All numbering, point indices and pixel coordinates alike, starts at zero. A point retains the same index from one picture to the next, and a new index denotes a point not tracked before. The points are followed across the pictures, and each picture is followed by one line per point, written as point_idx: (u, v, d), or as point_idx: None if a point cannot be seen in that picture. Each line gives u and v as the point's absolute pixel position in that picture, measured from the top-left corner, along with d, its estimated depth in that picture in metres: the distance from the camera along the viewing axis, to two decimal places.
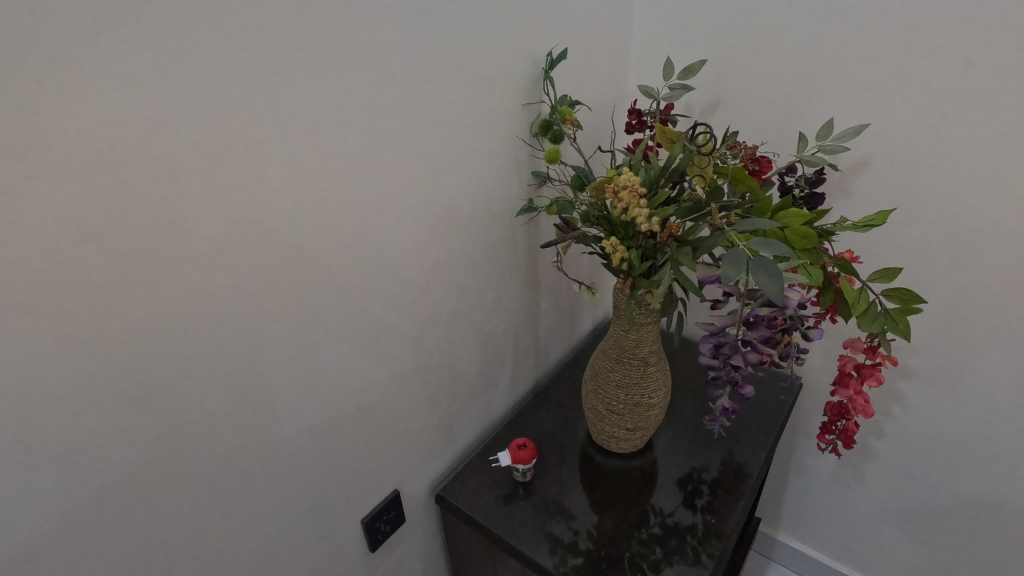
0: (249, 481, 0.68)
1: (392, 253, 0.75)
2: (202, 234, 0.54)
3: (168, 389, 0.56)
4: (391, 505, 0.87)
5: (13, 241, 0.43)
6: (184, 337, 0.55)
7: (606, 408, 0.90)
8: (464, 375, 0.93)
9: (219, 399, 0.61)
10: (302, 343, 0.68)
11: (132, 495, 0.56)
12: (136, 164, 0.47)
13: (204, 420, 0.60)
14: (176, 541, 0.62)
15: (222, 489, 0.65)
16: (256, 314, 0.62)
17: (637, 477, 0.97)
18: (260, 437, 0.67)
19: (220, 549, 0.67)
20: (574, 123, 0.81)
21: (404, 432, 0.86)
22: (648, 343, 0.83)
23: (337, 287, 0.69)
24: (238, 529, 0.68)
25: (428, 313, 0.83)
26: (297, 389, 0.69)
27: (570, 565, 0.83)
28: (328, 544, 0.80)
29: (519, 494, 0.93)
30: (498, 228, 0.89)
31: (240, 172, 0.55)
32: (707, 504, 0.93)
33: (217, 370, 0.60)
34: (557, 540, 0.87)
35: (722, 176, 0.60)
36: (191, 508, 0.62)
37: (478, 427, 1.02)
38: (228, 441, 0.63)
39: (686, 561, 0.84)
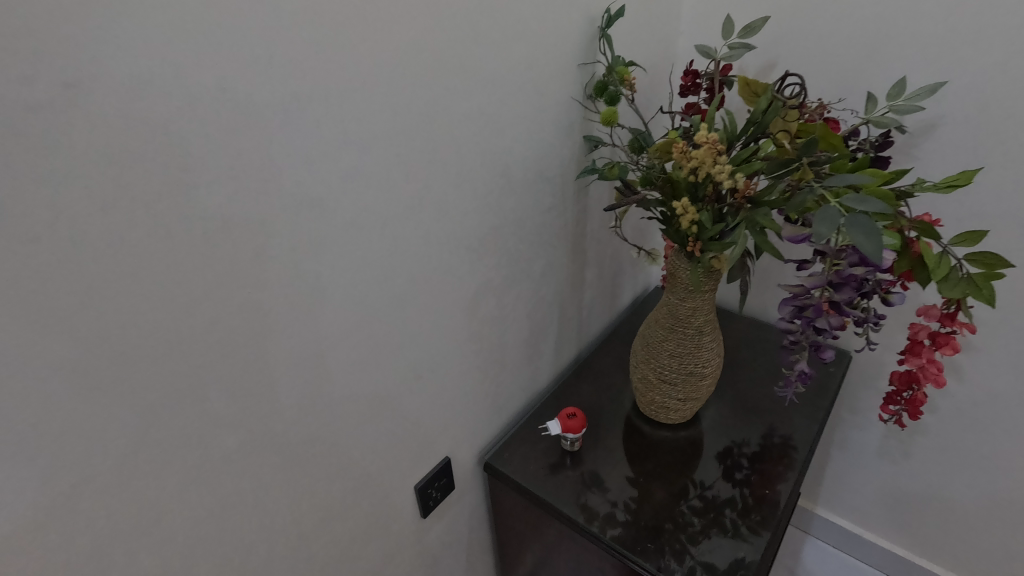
0: (309, 441, 0.68)
1: (446, 217, 0.74)
2: (262, 192, 0.53)
3: (231, 349, 0.56)
4: (442, 471, 0.87)
5: (102, 194, 0.42)
6: (243, 298, 0.55)
7: (657, 378, 0.89)
8: (512, 343, 0.92)
9: (278, 360, 0.61)
10: (358, 304, 0.67)
11: (206, 451, 0.57)
12: (201, 116, 0.46)
13: (263, 380, 0.60)
14: (237, 503, 0.62)
15: (279, 451, 0.65)
16: (315, 275, 0.61)
17: (683, 448, 0.96)
18: (320, 399, 0.67)
19: (280, 510, 0.68)
20: (633, 83, 0.78)
21: (455, 399, 0.86)
22: (704, 313, 0.81)
23: (390, 251, 0.69)
24: (296, 491, 0.69)
25: (479, 280, 0.82)
26: (354, 352, 0.69)
27: (611, 534, 0.83)
28: (383, 507, 0.81)
29: (566, 463, 0.93)
30: (549, 195, 0.88)
31: (300, 126, 0.54)
32: (749, 479, 0.92)
33: (276, 333, 0.59)
34: (594, 512, 0.86)
35: (807, 131, 0.57)
36: (252, 470, 0.63)
37: (524, 397, 1.01)
38: (286, 403, 0.64)
39: (725, 534, 0.83)
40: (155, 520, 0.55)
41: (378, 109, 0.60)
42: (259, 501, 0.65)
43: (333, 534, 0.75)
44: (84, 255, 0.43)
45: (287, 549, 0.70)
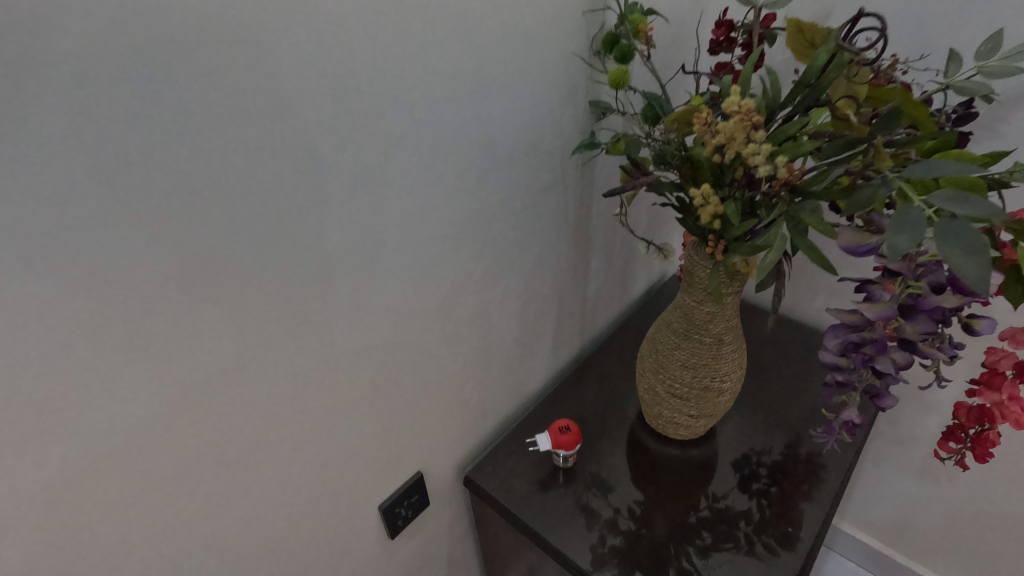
0: (240, 474, 0.55)
1: (418, 204, 0.59)
2: (148, 181, 0.38)
3: (117, 386, 0.42)
4: (413, 488, 0.76)
5: None
6: (130, 321, 0.41)
7: (666, 390, 0.76)
8: (499, 344, 0.80)
9: (195, 394, 0.47)
10: (304, 318, 0.53)
11: (96, 496, 0.45)
12: (24, 61, 0.32)
13: (173, 419, 0.47)
14: (149, 562, 0.51)
15: (206, 500, 0.53)
16: (245, 285, 0.47)
17: (694, 465, 0.84)
18: (263, 426, 0.55)
19: (213, 561, 0.56)
20: (649, 36, 0.63)
21: (430, 411, 0.74)
22: (724, 318, 0.68)
23: (348, 249, 0.54)
24: (233, 537, 0.57)
25: (459, 276, 0.68)
26: (302, 367, 0.56)
27: (610, 545, 0.74)
28: (342, 532, 0.70)
29: (556, 480, 0.82)
30: (546, 172, 0.73)
31: (194, 84, 0.38)
32: (769, 495, 0.80)
33: (188, 362, 0.46)
34: (590, 524, 0.77)
35: (879, 96, 0.42)
36: (169, 523, 0.51)
37: (514, 401, 0.90)
38: (212, 444, 0.51)
39: (739, 550, 0.74)
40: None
41: (317, 64, 0.45)
42: (182, 556, 0.53)
43: (280, 568, 0.65)
44: None
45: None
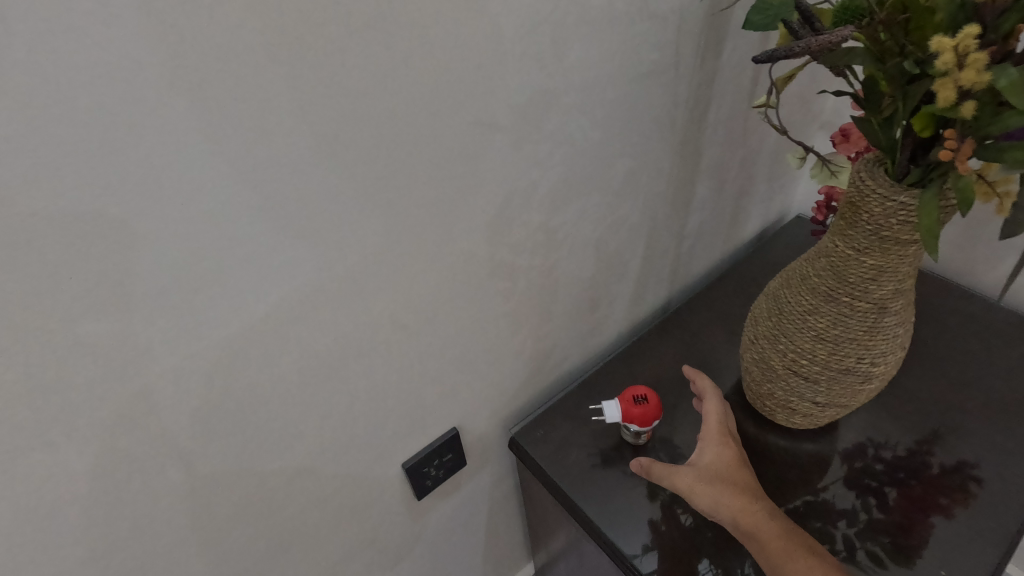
0: (212, 418, 0.43)
1: (463, 81, 0.41)
2: None
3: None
4: (446, 447, 0.63)
5: None
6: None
7: (784, 366, 0.56)
8: (565, 284, 0.63)
9: (119, 313, 0.34)
10: (284, 228, 0.38)
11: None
12: None
13: (88, 342, 0.34)
14: (88, 515, 0.41)
15: (158, 449, 0.41)
16: (180, 167, 0.32)
17: (800, 456, 0.65)
18: (237, 361, 0.42)
19: (180, 518, 0.46)
20: None
21: (469, 362, 0.59)
22: (895, 276, 0.47)
23: (351, 136, 0.37)
24: (206, 493, 0.46)
25: (517, 192, 0.50)
26: (293, 295, 0.41)
27: (674, 525, 0.60)
28: (356, 491, 0.59)
29: (622, 456, 0.66)
30: (651, 51, 0.52)
31: None
32: (888, 500, 0.62)
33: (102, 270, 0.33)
34: (653, 501, 0.62)
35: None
36: (108, 474, 0.40)
37: (579, 355, 0.73)
38: (160, 381, 0.39)
39: (836, 554, 0.58)
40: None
41: None
42: (136, 510, 0.43)
43: (278, 526, 0.54)
44: None
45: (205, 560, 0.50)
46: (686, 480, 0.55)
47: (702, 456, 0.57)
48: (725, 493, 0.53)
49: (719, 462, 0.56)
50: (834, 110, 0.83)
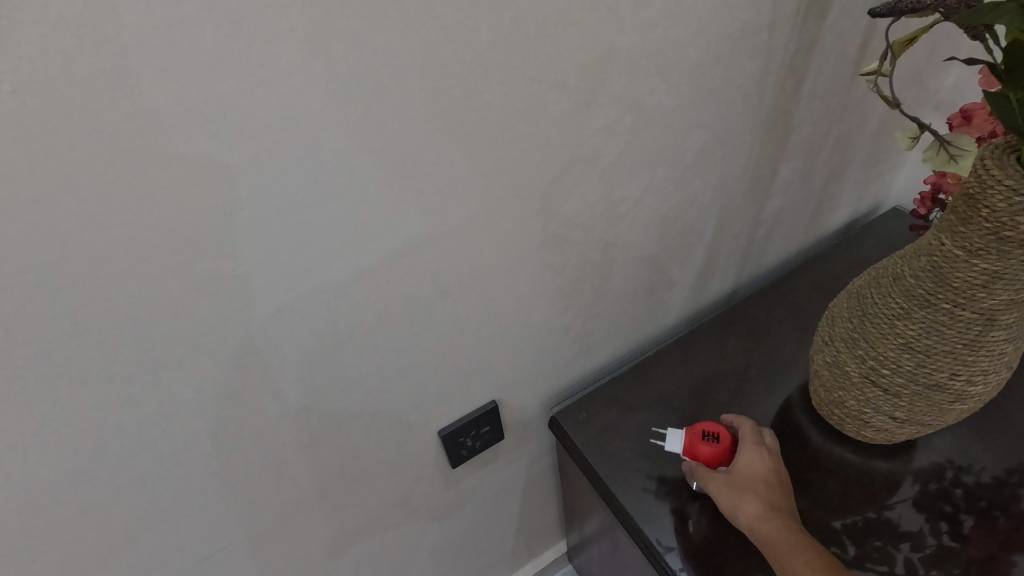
0: (250, 372, 0.42)
1: (525, 32, 0.37)
2: None
3: (32, 230, 0.29)
4: (484, 419, 0.62)
5: None
6: (30, 130, 0.27)
7: (863, 375, 0.50)
8: (623, 263, 0.59)
9: (160, 262, 0.34)
10: (327, 182, 0.36)
11: (39, 372, 0.34)
12: None
13: (130, 293, 0.34)
14: (129, 462, 0.41)
15: (198, 399, 0.41)
16: (222, 111, 0.30)
17: (867, 470, 0.60)
18: (279, 321, 0.41)
19: (218, 469, 0.46)
20: None
21: (514, 336, 0.57)
22: (1012, 284, 0.40)
23: (403, 90, 0.35)
24: (243, 446, 0.47)
25: (577, 161, 0.47)
26: (333, 255, 0.40)
27: (716, 528, 0.57)
28: (391, 454, 0.58)
29: (668, 449, 0.63)
30: (744, 5, 0.46)
31: None
32: (967, 527, 0.55)
33: (144, 218, 0.32)
34: (691, 493, 0.59)
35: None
36: (149, 420, 0.40)
37: (631, 339, 0.70)
38: (201, 333, 0.38)
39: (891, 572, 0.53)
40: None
41: None
42: (174, 456, 0.43)
43: (312, 480, 0.55)
44: None
45: (240, 507, 0.51)
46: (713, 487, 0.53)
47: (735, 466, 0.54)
48: (744, 502, 0.50)
49: (748, 475, 0.52)
50: (954, 89, 0.73)
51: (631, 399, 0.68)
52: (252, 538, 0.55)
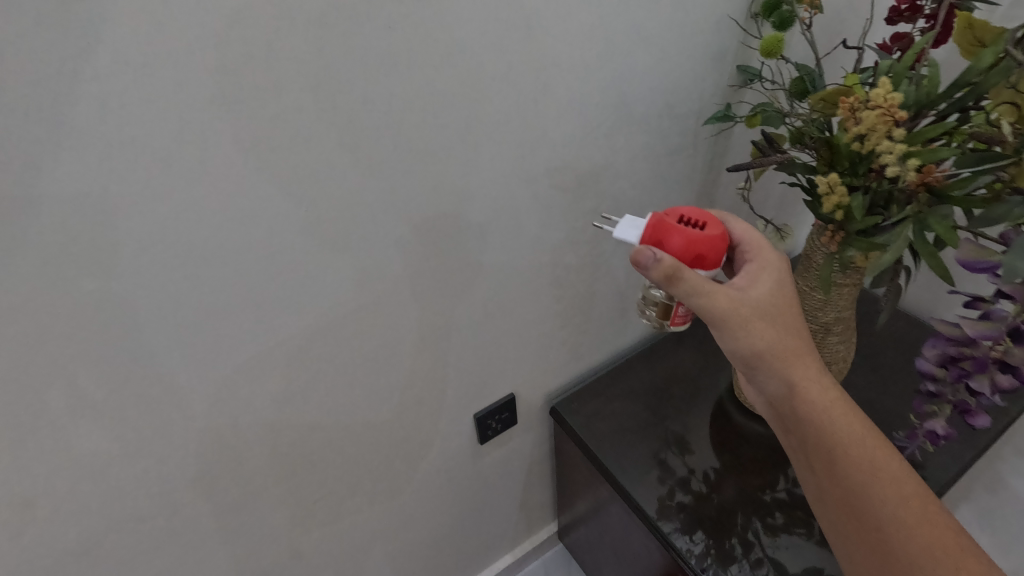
0: (371, 363, 0.67)
1: (543, 159, 0.64)
2: (329, 129, 0.47)
3: (290, 284, 0.54)
4: (505, 407, 0.86)
5: (134, 127, 0.39)
6: (309, 236, 0.52)
7: None
8: (602, 295, 0.86)
9: (343, 297, 0.59)
10: (436, 251, 0.62)
11: (266, 363, 0.58)
12: (247, 39, 0.40)
13: (325, 317, 0.59)
14: (298, 421, 0.65)
15: (340, 382, 0.66)
16: (387, 214, 0.55)
17: (776, 444, 0.86)
18: (395, 332, 0.66)
19: (339, 432, 0.70)
20: (815, 3, 0.60)
21: (528, 344, 0.83)
22: (836, 308, 0.67)
23: (479, 197, 0.61)
24: (356, 415, 0.71)
25: (574, 230, 0.73)
26: (430, 290, 0.65)
27: (677, 501, 0.81)
28: (442, 429, 0.83)
29: (637, 429, 0.89)
30: (676, 135, 0.73)
31: (358, 51, 0.45)
32: None
33: (339, 272, 0.56)
34: (658, 468, 0.84)
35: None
36: (311, 394, 0.64)
37: (607, 349, 0.96)
38: (351, 338, 0.63)
39: (808, 536, 0.76)
40: (207, 427, 0.58)
41: (472, 28, 0.50)
42: (318, 421, 0.67)
43: (389, 445, 0.78)
44: (128, 188, 0.41)
45: (343, 461, 0.75)
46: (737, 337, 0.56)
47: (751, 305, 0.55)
48: (795, 371, 0.57)
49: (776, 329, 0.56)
50: None
51: (608, 394, 0.94)
52: (349, 486, 0.78)
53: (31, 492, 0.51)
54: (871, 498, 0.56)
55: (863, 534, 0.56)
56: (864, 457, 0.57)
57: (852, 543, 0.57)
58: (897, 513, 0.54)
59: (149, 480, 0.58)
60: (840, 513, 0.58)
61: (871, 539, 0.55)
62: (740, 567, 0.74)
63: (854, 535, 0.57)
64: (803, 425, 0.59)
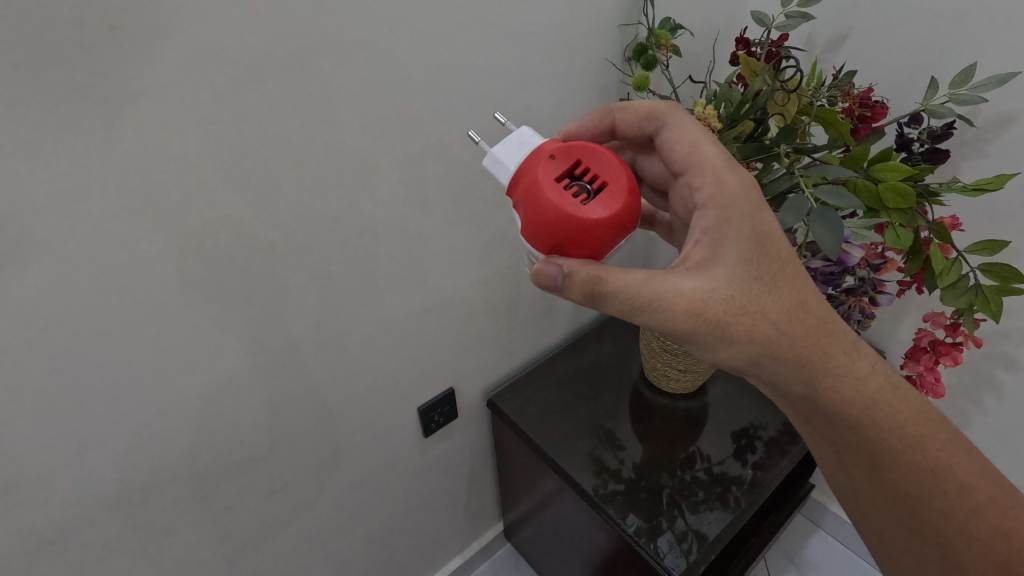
0: (322, 357, 0.77)
1: (464, 177, 0.77)
2: (283, 153, 0.58)
3: (253, 284, 0.64)
4: (445, 400, 0.98)
5: (126, 155, 0.49)
6: (271, 242, 0.62)
7: (660, 346, 0.96)
8: (525, 296, 0.99)
9: (299, 296, 0.69)
10: (377, 256, 0.74)
11: (230, 356, 0.67)
12: (216, 83, 0.51)
13: (283, 314, 0.69)
14: (258, 411, 0.74)
15: (296, 375, 0.75)
16: (332, 222, 0.67)
17: (683, 417, 1.04)
18: (343, 329, 0.76)
19: (295, 421, 0.79)
20: (669, 49, 0.77)
21: (463, 341, 0.95)
22: None
23: (411, 210, 0.74)
24: (312, 406, 0.80)
25: (495, 237, 0.87)
26: (374, 291, 0.77)
27: (610, 488, 0.92)
28: (389, 422, 0.93)
29: (563, 414, 1.03)
30: None
31: (305, 91, 0.57)
32: (757, 456, 0.97)
33: (293, 273, 0.66)
34: (590, 455, 0.97)
35: (802, 117, 0.63)
36: (270, 385, 0.73)
37: (535, 346, 1.09)
38: (305, 333, 0.72)
39: (725, 508, 0.89)
40: (175, 416, 0.66)
41: (398, 72, 0.62)
42: (275, 411, 0.76)
43: (341, 437, 0.87)
44: (120, 204, 0.51)
45: (297, 451, 0.83)
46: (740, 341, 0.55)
47: (769, 301, 0.54)
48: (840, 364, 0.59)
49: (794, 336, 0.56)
50: None
51: (538, 385, 1.07)
52: (305, 477, 0.86)
53: (11, 477, 0.57)
54: (929, 509, 0.61)
55: (913, 536, 0.62)
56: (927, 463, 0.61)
57: (896, 536, 0.64)
58: (964, 526, 0.60)
59: (122, 468, 0.65)
60: (886, 517, 0.64)
61: (928, 545, 0.62)
62: (667, 540, 0.84)
63: (898, 541, 0.64)
64: (844, 429, 0.62)
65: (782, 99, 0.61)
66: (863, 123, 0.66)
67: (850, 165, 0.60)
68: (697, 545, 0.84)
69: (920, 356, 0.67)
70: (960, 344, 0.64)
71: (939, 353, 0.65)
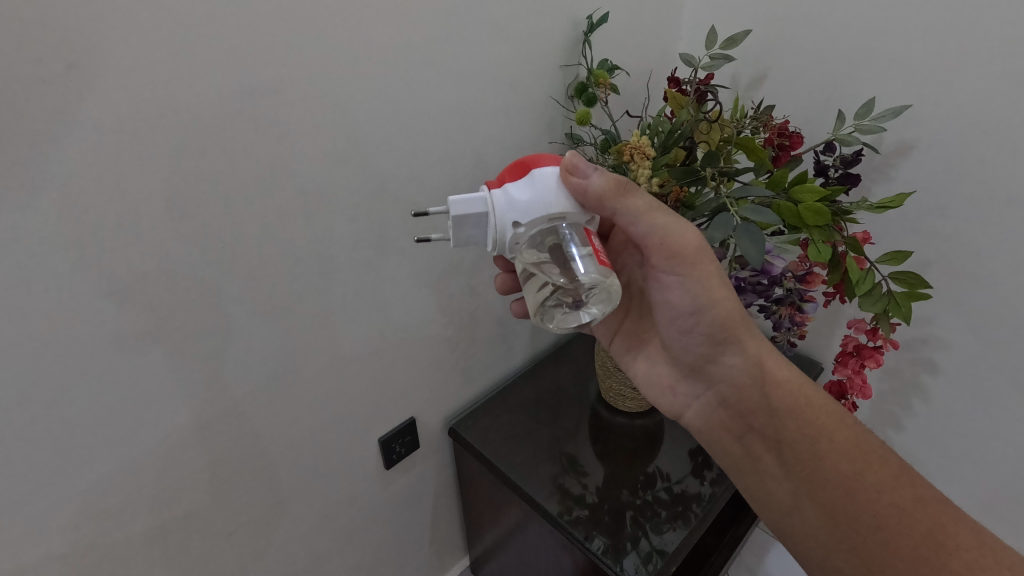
0: (279, 389, 0.76)
1: (418, 208, 0.79)
2: (239, 186, 0.60)
3: (208, 316, 0.64)
4: (406, 430, 0.98)
5: (79, 189, 0.50)
6: (227, 274, 0.63)
7: (614, 366, 1.00)
8: (481, 322, 1.01)
9: (256, 328, 0.69)
10: (334, 285, 0.75)
11: (183, 391, 0.66)
12: (171, 119, 0.53)
13: (238, 346, 0.69)
14: (212, 449, 0.72)
15: (253, 407, 0.74)
16: (289, 252, 0.68)
17: (640, 436, 1.07)
18: (301, 360, 0.76)
19: (251, 457, 0.78)
20: (607, 87, 0.83)
21: (422, 369, 0.96)
22: None
23: (368, 240, 0.76)
24: (268, 442, 0.79)
25: (451, 265, 0.90)
26: (331, 321, 0.77)
27: (574, 514, 0.92)
28: (349, 454, 0.92)
29: (524, 439, 1.04)
30: None
31: (259, 127, 0.59)
32: (714, 471, 1.01)
33: (248, 304, 0.67)
34: (553, 481, 0.97)
35: (726, 145, 0.69)
36: (225, 421, 0.72)
37: (493, 373, 1.11)
38: (261, 365, 0.72)
39: (686, 526, 0.91)
40: (124, 457, 0.64)
41: (351, 108, 0.66)
42: (230, 448, 0.74)
43: (300, 472, 0.86)
44: (71, 238, 0.51)
45: (254, 489, 0.81)
46: (704, 287, 0.64)
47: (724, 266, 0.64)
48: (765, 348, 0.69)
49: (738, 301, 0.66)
50: None
51: (499, 412, 1.09)
52: (262, 517, 0.84)
53: None
54: (865, 488, 0.61)
55: (856, 528, 0.60)
56: (847, 449, 0.63)
57: (840, 536, 0.61)
58: (892, 500, 0.60)
59: (65, 515, 0.62)
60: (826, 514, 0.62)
61: (875, 535, 0.59)
62: (633, 561, 0.85)
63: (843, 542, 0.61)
64: (783, 414, 0.66)
65: (707, 129, 0.67)
66: (783, 150, 0.73)
67: (771, 188, 0.66)
68: (662, 562, 0.85)
69: (848, 360, 0.72)
70: (880, 347, 0.70)
71: (863, 356, 0.71)
